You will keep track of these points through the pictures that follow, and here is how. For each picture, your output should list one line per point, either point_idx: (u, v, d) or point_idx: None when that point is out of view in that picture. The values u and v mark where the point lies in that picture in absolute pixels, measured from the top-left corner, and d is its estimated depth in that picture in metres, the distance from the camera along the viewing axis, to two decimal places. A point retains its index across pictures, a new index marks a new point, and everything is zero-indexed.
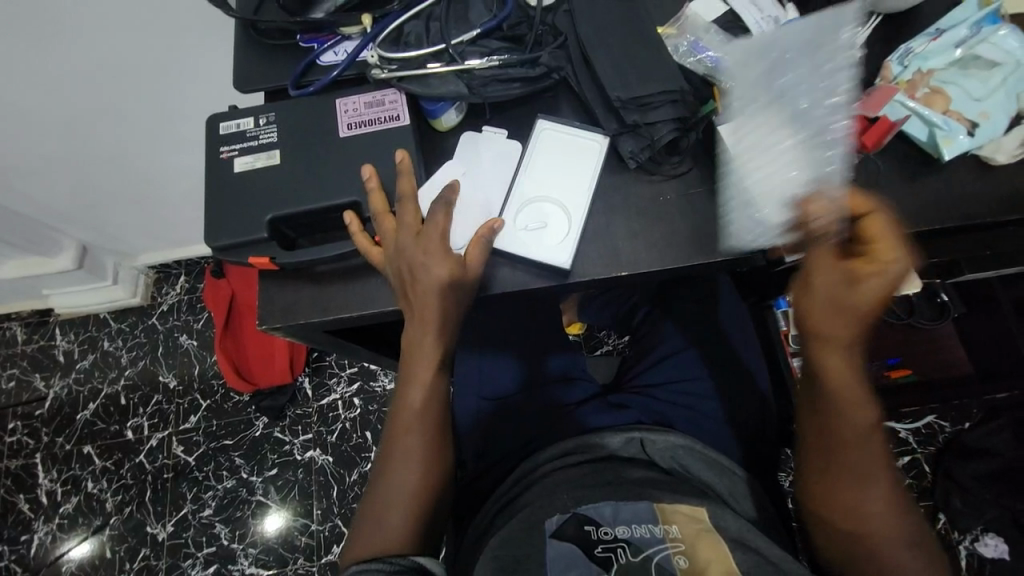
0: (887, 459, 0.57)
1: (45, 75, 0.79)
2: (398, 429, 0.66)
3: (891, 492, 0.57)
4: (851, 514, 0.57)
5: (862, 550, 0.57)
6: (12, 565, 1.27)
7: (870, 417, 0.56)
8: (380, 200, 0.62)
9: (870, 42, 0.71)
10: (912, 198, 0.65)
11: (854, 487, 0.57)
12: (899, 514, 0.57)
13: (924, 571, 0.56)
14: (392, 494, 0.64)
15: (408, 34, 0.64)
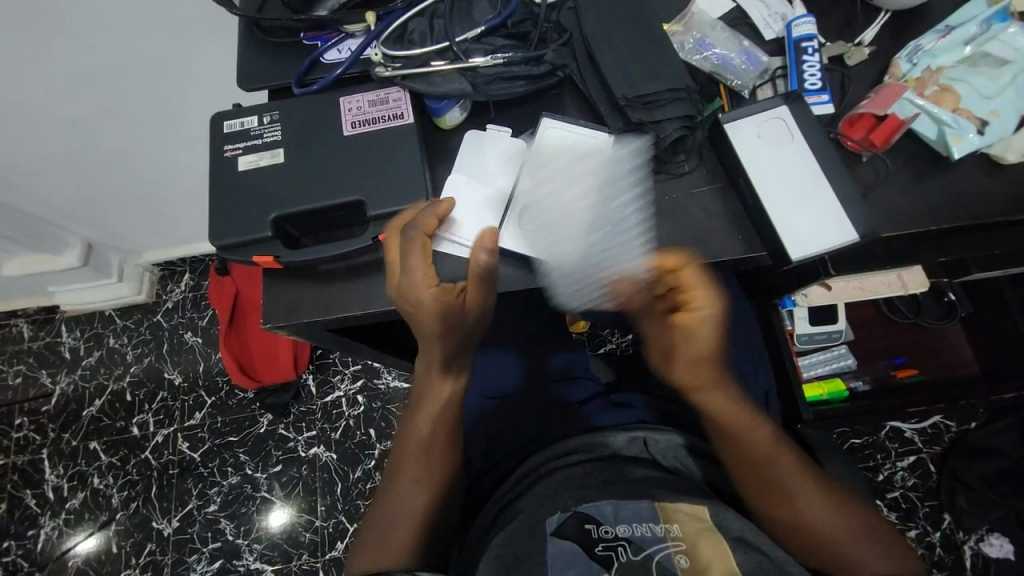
0: (795, 461, 0.64)
1: (48, 74, 0.79)
2: (408, 451, 0.71)
3: (816, 490, 0.63)
4: (799, 524, 0.61)
5: (818, 547, 0.61)
6: (20, 560, 1.28)
7: (764, 431, 0.64)
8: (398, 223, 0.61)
9: (879, 39, 0.70)
10: (921, 197, 0.64)
11: (786, 493, 0.62)
12: (837, 509, 0.62)
13: (875, 555, 0.60)
14: (402, 510, 0.68)
15: (411, 32, 0.64)
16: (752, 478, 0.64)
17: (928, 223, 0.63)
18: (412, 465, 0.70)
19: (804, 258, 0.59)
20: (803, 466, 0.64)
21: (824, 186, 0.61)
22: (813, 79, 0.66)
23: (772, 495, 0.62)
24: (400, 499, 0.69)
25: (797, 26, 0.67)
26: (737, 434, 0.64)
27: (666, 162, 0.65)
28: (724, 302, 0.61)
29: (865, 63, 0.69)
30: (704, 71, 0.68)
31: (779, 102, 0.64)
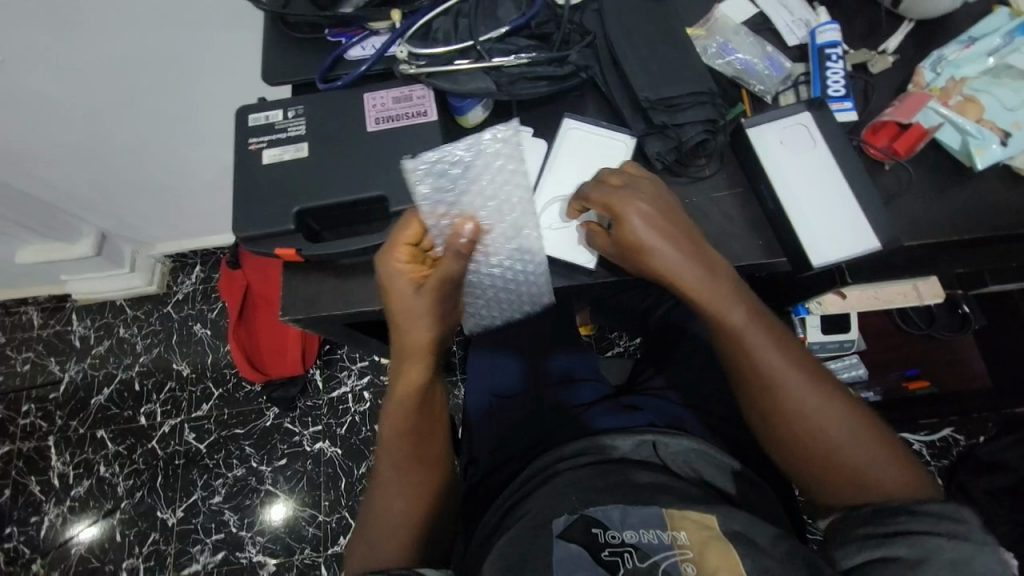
0: (784, 352, 0.57)
1: (71, 64, 0.79)
2: (384, 454, 0.66)
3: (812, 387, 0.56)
4: (816, 454, 0.56)
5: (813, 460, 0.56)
6: (21, 546, 1.29)
7: (742, 315, 0.57)
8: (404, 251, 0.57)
9: (903, 48, 0.70)
10: (942, 208, 0.63)
11: (774, 393, 0.57)
12: (859, 422, 0.56)
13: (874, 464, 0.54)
14: (387, 514, 0.64)
15: (436, 31, 0.64)
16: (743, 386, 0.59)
17: (949, 232, 0.63)
18: (390, 468, 0.65)
19: (825, 264, 0.59)
20: (801, 366, 0.57)
21: (845, 193, 0.62)
22: (837, 86, 0.65)
23: (785, 428, 0.57)
24: (382, 502, 0.65)
25: (822, 33, 0.67)
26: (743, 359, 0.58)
27: (687, 166, 0.65)
28: (657, 204, 0.58)
29: (887, 72, 0.69)
30: (727, 75, 0.68)
31: (801, 109, 0.64)
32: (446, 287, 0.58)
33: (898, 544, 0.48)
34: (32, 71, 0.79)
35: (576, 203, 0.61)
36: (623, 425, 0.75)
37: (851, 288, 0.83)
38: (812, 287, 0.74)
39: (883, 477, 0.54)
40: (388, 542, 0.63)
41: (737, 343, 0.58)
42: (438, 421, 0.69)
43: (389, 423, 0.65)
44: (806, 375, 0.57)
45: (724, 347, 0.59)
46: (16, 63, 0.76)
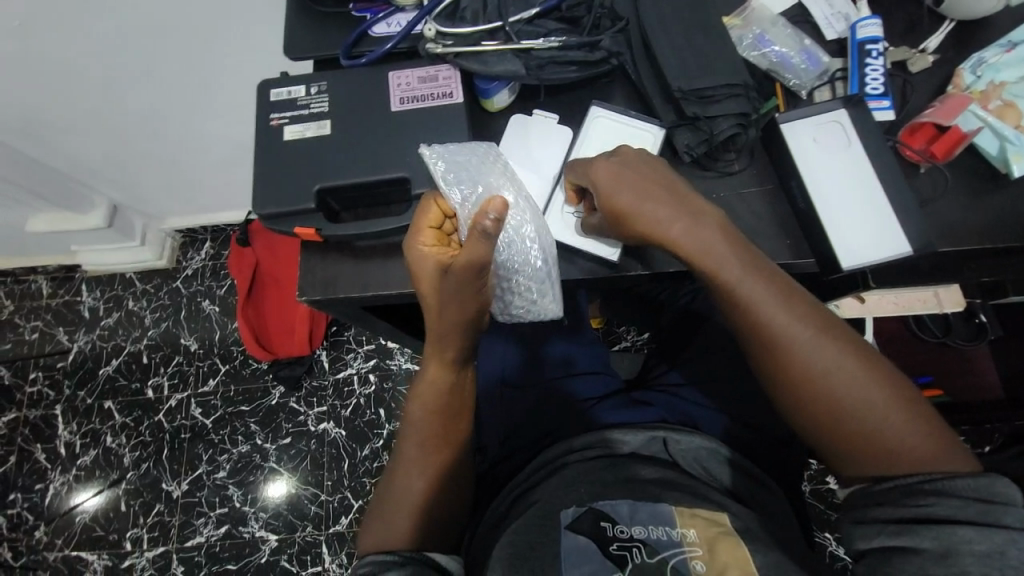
0: (805, 321, 0.54)
1: (89, 32, 0.78)
2: (410, 431, 0.66)
3: (836, 354, 0.53)
4: (831, 423, 0.53)
5: (840, 435, 0.53)
6: (27, 512, 1.31)
7: (761, 284, 0.55)
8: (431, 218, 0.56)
9: (944, 47, 0.68)
10: (975, 214, 0.62)
11: (796, 365, 0.54)
12: (882, 387, 0.52)
13: (908, 430, 0.51)
14: (401, 497, 0.64)
15: (464, 9, 0.63)
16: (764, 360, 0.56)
17: (984, 240, 0.61)
18: (415, 446, 0.65)
19: (854, 267, 0.58)
20: (825, 333, 0.54)
21: (877, 194, 0.60)
22: (875, 83, 0.64)
23: (795, 396, 0.55)
24: (401, 482, 0.64)
25: (862, 28, 0.65)
26: (753, 323, 0.55)
27: (715, 160, 0.64)
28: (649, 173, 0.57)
29: (927, 71, 0.67)
30: (761, 68, 0.66)
31: (837, 106, 0.62)
32: (470, 272, 0.52)
33: (919, 535, 0.46)
34: (48, 37, 0.77)
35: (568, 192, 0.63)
36: (634, 421, 0.75)
37: (872, 292, 0.82)
38: (833, 289, 0.73)
39: (910, 444, 0.51)
40: (401, 526, 0.62)
41: (746, 307, 0.55)
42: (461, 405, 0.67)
43: (420, 405, 0.65)
44: (820, 339, 0.54)
45: (744, 320, 0.56)
46: (32, 28, 0.75)
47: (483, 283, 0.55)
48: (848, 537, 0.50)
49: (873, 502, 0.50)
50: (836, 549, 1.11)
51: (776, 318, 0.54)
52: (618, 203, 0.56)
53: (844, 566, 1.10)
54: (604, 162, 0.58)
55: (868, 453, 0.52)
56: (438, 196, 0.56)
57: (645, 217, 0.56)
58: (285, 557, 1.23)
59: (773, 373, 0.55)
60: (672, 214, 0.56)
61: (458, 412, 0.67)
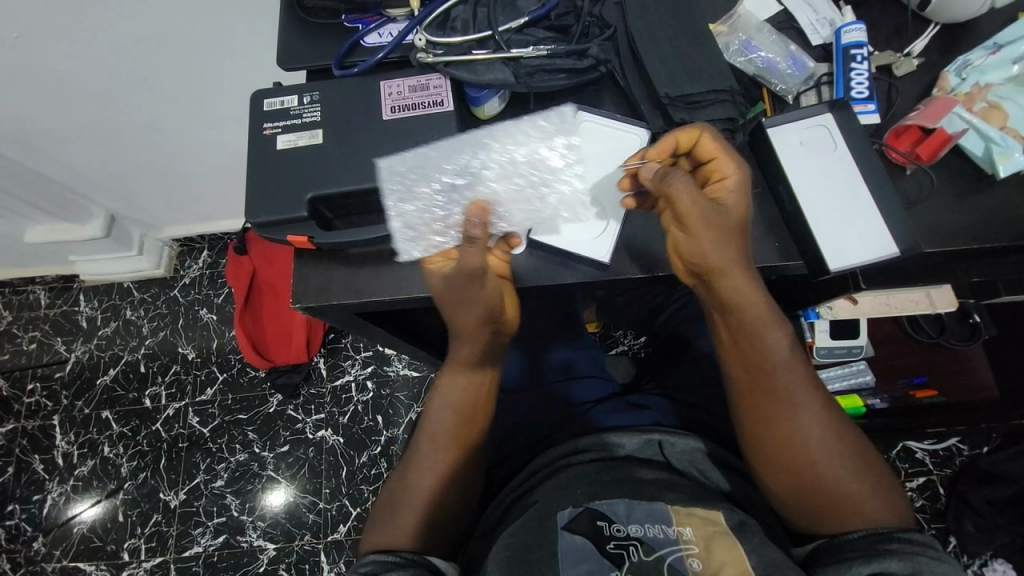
0: (804, 373, 0.58)
1: (86, 45, 0.79)
2: (427, 427, 0.67)
3: (823, 413, 0.57)
4: (801, 478, 0.56)
5: (813, 483, 0.56)
6: (23, 524, 1.30)
7: (771, 333, 0.57)
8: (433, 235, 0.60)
9: (928, 51, 0.69)
10: (963, 214, 0.63)
11: (786, 411, 0.57)
12: (853, 455, 0.56)
13: (865, 495, 0.55)
14: (399, 497, 0.64)
15: (454, 19, 0.64)
16: (756, 398, 0.58)
17: (972, 241, 0.62)
18: (427, 438, 0.66)
19: (842, 269, 0.59)
20: (814, 393, 0.57)
21: (865, 194, 0.61)
22: (860, 87, 0.64)
23: (778, 448, 0.57)
24: (416, 477, 0.64)
25: (847, 33, 0.65)
26: (755, 368, 0.58)
27: None
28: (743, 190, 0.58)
29: (912, 75, 0.68)
30: (748, 73, 0.67)
31: (823, 110, 0.63)
32: (472, 275, 0.57)
33: (890, 558, 0.49)
34: (47, 50, 0.78)
35: (660, 149, 0.58)
36: (630, 424, 0.75)
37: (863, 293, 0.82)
38: (824, 291, 0.73)
39: (869, 508, 0.54)
40: (402, 526, 0.62)
41: (746, 353, 0.58)
42: (480, 409, 0.68)
43: (440, 401, 0.67)
44: (811, 397, 0.57)
45: (742, 356, 0.59)
46: (30, 40, 0.76)
47: (484, 290, 0.60)
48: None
49: (840, 546, 0.53)
50: None
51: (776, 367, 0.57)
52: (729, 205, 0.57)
53: None
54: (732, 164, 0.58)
55: (829, 505, 0.55)
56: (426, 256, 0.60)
57: (733, 228, 0.57)
58: (284, 567, 1.23)
59: (762, 423, 0.58)
60: (737, 236, 0.57)
61: (478, 420, 0.68)
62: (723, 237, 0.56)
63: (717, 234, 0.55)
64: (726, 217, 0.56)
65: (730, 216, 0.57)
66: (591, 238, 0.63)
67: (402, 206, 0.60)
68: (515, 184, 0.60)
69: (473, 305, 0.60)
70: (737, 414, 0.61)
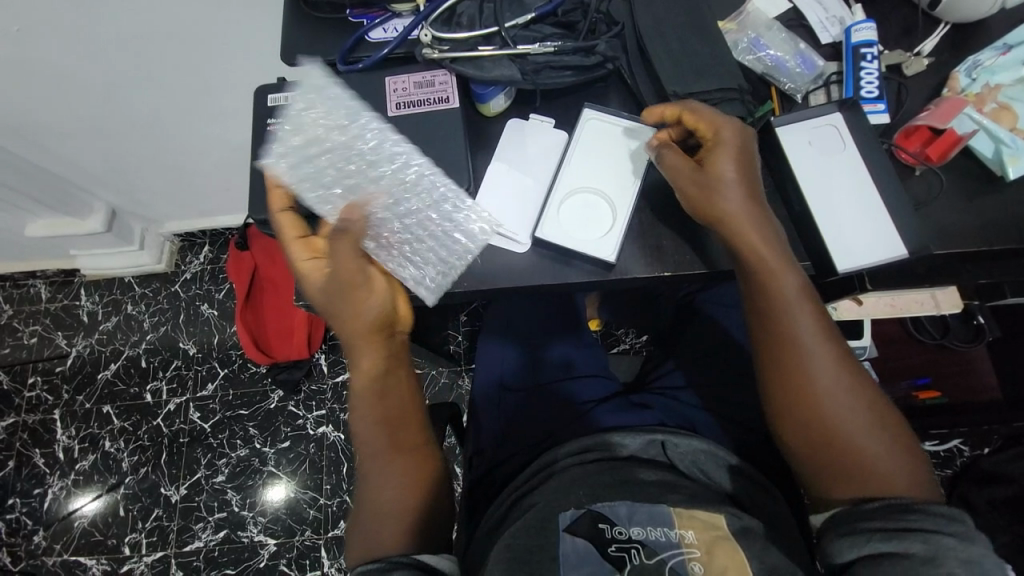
0: (822, 330, 0.57)
1: (88, 39, 0.78)
2: (363, 449, 0.65)
3: (844, 372, 0.56)
4: (823, 440, 0.56)
5: (835, 444, 0.55)
6: (23, 518, 1.30)
7: (791, 283, 0.57)
8: (292, 228, 0.62)
9: (939, 50, 0.68)
10: (971, 216, 0.62)
11: (807, 369, 0.56)
12: (871, 417, 0.55)
13: (890, 455, 0.54)
14: (374, 512, 0.62)
15: (460, 14, 0.63)
16: (777, 358, 0.58)
17: (981, 242, 0.61)
18: (367, 456, 0.65)
19: (850, 269, 0.58)
20: (834, 352, 0.57)
21: (874, 195, 0.61)
22: (870, 87, 0.64)
23: (799, 411, 0.56)
24: (370, 494, 0.63)
25: (857, 32, 0.65)
26: (776, 329, 0.58)
27: None
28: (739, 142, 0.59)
29: (922, 75, 0.68)
30: (756, 72, 0.67)
31: (832, 109, 0.63)
32: (348, 270, 0.59)
33: (908, 539, 0.47)
34: (48, 44, 0.77)
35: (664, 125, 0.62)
36: (632, 424, 0.75)
37: (868, 294, 0.82)
38: (829, 292, 0.72)
39: (895, 471, 0.53)
40: (390, 532, 0.60)
41: (765, 313, 0.58)
42: (408, 407, 0.67)
43: (363, 413, 0.65)
44: (829, 357, 0.57)
45: (761, 315, 0.58)
46: (31, 34, 0.75)
47: (364, 287, 0.61)
48: (834, 550, 0.50)
49: (852, 517, 0.51)
50: None
51: (795, 327, 0.57)
52: (720, 165, 0.58)
53: None
54: (726, 121, 0.59)
55: (853, 468, 0.54)
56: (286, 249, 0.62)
57: (729, 180, 0.58)
58: (284, 562, 1.23)
59: (784, 385, 0.57)
60: (740, 192, 0.58)
61: (414, 422, 0.67)
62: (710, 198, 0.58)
63: (713, 191, 0.58)
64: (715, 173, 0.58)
65: (723, 167, 0.58)
66: (596, 236, 0.63)
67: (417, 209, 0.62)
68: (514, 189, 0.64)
69: (360, 307, 0.62)
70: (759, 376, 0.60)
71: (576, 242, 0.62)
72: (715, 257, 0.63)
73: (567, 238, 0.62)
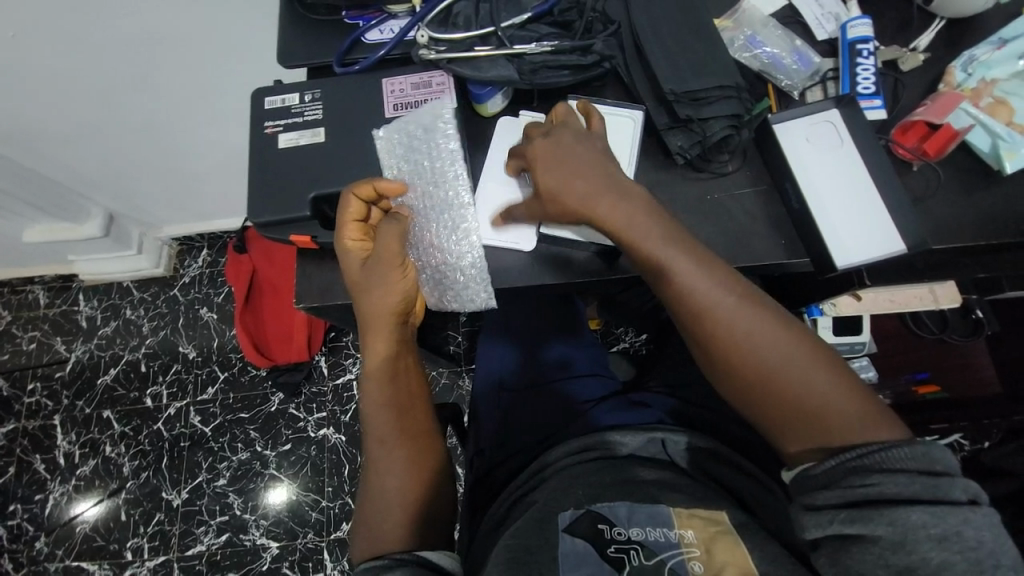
0: (733, 290, 0.54)
1: (83, 44, 0.78)
2: (370, 434, 0.65)
3: (766, 328, 0.53)
4: (772, 402, 0.52)
5: (782, 406, 0.52)
6: (24, 524, 1.30)
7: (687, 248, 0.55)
8: (356, 211, 0.60)
9: (934, 45, 0.68)
10: (969, 211, 0.62)
11: (731, 338, 0.54)
12: (806, 355, 0.52)
13: (838, 399, 0.51)
14: (381, 503, 0.62)
15: (457, 15, 0.63)
16: (702, 335, 0.55)
17: (978, 236, 0.61)
18: (377, 444, 0.64)
19: (849, 266, 0.59)
20: (753, 306, 0.54)
21: (874, 192, 0.61)
22: (866, 82, 0.64)
23: (736, 381, 0.54)
24: (376, 484, 0.63)
25: (852, 28, 0.65)
26: (692, 308, 0.55)
27: (709, 161, 0.65)
28: (556, 154, 0.58)
29: (919, 70, 0.68)
30: (753, 69, 0.67)
31: (830, 106, 0.63)
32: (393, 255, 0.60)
33: (877, 521, 0.44)
34: (42, 48, 0.77)
35: (511, 163, 0.63)
36: (632, 422, 0.75)
37: (868, 290, 0.82)
38: (828, 289, 0.73)
39: (849, 417, 0.50)
40: (395, 528, 0.60)
41: (683, 297, 0.55)
42: (417, 398, 0.67)
43: (373, 399, 0.64)
44: (748, 313, 0.54)
45: (677, 295, 0.55)
46: (26, 39, 0.75)
47: (403, 275, 0.61)
48: (802, 524, 0.47)
49: (817, 487, 0.48)
50: None
51: (708, 291, 0.54)
52: (545, 182, 0.58)
53: None
54: (533, 147, 0.59)
55: (810, 424, 0.51)
56: (340, 225, 0.60)
57: (571, 188, 0.57)
58: (287, 564, 1.23)
59: (711, 354, 0.55)
60: (597, 181, 0.57)
61: (420, 409, 0.67)
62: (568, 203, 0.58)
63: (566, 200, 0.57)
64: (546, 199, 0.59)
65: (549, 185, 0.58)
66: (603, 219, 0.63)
67: (438, 216, 0.64)
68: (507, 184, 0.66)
69: (389, 293, 0.60)
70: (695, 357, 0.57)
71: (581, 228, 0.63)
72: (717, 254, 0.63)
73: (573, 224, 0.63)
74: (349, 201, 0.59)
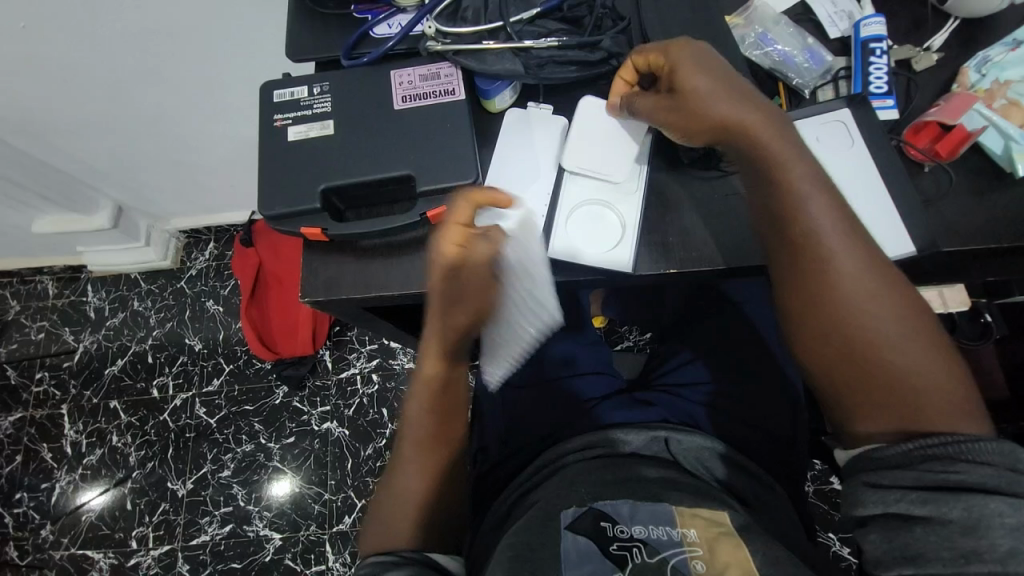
0: (864, 259, 0.53)
1: (93, 37, 0.79)
2: (407, 430, 0.65)
3: (895, 305, 0.52)
4: (857, 367, 0.52)
5: (880, 374, 0.51)
6: (32, 511, 1.32)
7: (816, 209, 0.54)
8: (464, 217, 0.56)
9: (948, 45, 0.67)
10: (980, 214, 0.61)
11: (851, 305, 0.52)
12: (919, 337, 0.52)
13: (940, 383, 0.50)
14: (403, 495, 0.63)
15: (465, 9, 0.64)
16: (808, 299, 0.54)
17: (989, 238, 0.61)
18: (412, 441, 0.64)
19: None
20: (879, 280, 0.53)
21: (886, 198, 0.60)
22: (879, 82, 0.64)
23: (821, 335, 0.54)
24: (401, 477, 0.64)
25: (866, 26, 0.65)
26: (806, 255, 0.54)
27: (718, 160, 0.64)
28: (704, 55, 0.58)
29: (931, 71, 0.67)
30: (764, 67, 0.66)
31: (840, 106, 0.63)
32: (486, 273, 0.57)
33: None
34: (52, 40, 0.78)
35: (627, 70, 0.62)
36: (635, 421, 0.75)
37: None
38: None
39: (943, 403, 0.50)
40: (410, 520, 0.62)
41: (800, 246, 0.54)
42: (458, 400, 0.66)
43: (416, 398, 0.64)
44: (870, 277, 0.52)
45: (795, 254, 0.54)
46: (38, 31, 0.75)
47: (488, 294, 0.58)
48: (858, 500, 0.49)
49: (885, 466, 0.49)
50: (840, 549, 1.12)
51: (836, 254, 0.53)
52: (690, 80, 0.56)
53: (848, 566, 1.10)
54: (675, 47, 0.58)
55: (906, 401, 0.50)
56: (441, 228, 0.56)
57: (726, 88, 0.56)
58: (290, 556, 1.24)
59: (812, 315, 0.54)
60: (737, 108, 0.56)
61: (457, 411, 0.66)
62: (692, 119, 0.58)
63: (711, 106, 0.56)
64: (702, 87, 0.56)
65: (696, 75, 0.56)
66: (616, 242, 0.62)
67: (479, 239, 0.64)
68: (514, 182, 0.65)
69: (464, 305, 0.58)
70: (787, 324, 0.57)
71: (595, 248, 0.62)
72: (726, 255, 0.63)
73: (586, 244, 0.62)
74: (461, 202, 0.56)
